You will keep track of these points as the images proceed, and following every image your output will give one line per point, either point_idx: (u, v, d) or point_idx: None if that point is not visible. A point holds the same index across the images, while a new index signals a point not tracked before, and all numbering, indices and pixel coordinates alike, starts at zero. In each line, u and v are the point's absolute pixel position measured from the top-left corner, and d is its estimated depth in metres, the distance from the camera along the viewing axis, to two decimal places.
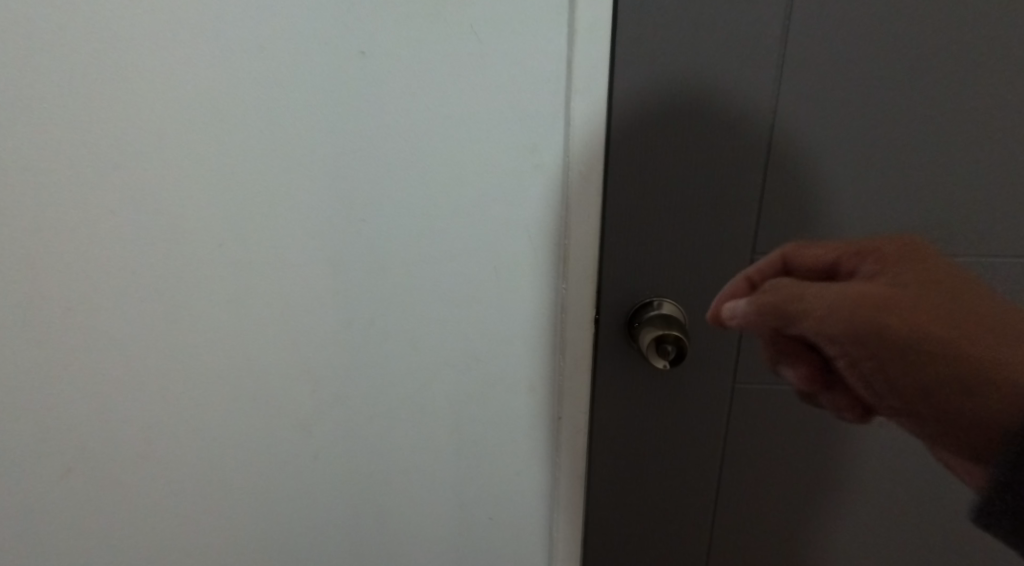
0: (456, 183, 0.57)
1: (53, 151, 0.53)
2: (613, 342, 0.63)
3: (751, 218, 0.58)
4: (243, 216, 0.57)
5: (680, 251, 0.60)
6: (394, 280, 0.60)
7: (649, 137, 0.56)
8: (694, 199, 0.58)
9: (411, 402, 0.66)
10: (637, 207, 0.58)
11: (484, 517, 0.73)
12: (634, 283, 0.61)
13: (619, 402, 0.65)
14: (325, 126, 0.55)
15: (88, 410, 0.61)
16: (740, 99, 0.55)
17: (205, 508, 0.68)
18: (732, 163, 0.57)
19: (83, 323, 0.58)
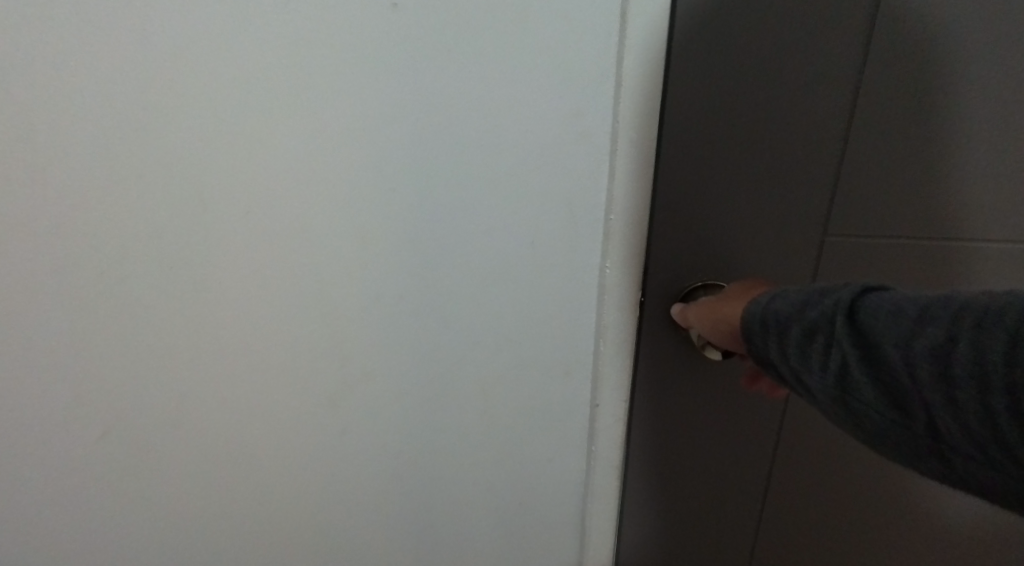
0: (492, 153, 0.54)
1: (74, 113, 0.50)
2: (661, 327, 0.59)
3: (822, 196, 0.54)
4: (273, 183, 0.55)
5: (743, 233, 0.55)
6: (427, 253, 0.57)
7: (710, 106, 0.51)
8: (761, 177, 0.54)
9: (443, 381, 0.64)
10: (694, 183, 0.54)
11: (514, 502, 0.71)
12: (687, 264, 0.57)
13: (665, 390, 0.62)
14: (358, 87, 0.51)
15: (116, 375, 0.61)
16: (817, 68, 0.50)
17: (233, 476, 0.68)
18: (807, 138, 0.52)
19: (110, 292, 0.57)
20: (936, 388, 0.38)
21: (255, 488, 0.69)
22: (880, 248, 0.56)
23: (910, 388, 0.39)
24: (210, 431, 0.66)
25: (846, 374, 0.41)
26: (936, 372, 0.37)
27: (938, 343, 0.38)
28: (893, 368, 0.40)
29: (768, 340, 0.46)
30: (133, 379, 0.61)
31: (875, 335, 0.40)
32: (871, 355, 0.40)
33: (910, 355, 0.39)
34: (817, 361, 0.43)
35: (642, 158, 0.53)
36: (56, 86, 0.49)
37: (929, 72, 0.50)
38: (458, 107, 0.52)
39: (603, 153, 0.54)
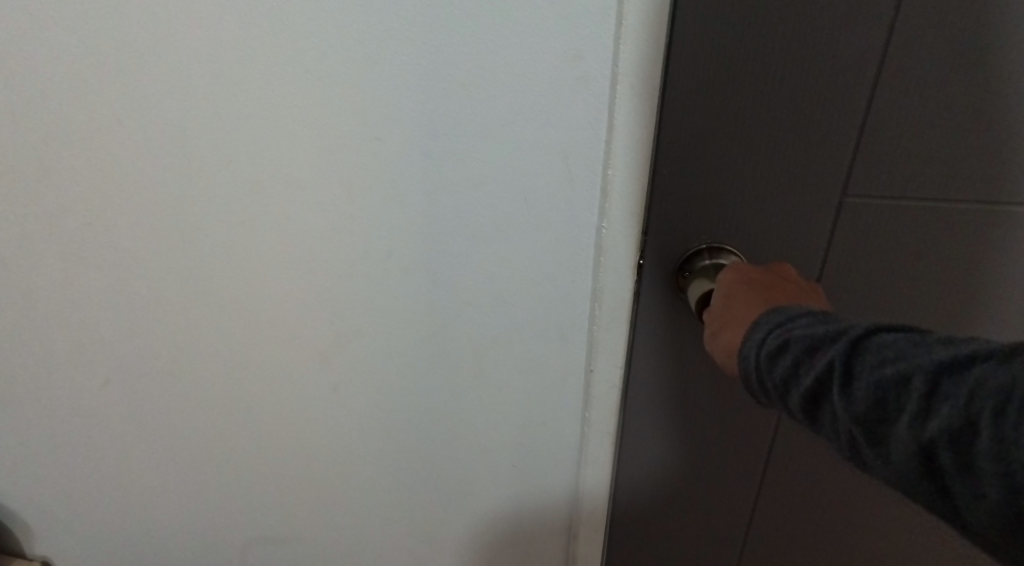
0: (482, 103, 0.49)
1: (53, 56, 0.50)
2: (660, 289, 0.56)
3: (846, 152, 0.49)
4: (253, 132, 0.52)
5: (756, 190, 0.51)
6: (416, 207, 0.54)
7: (724, 50, 0.47)
8: (776, 130, 0.49)
9: (435, 342, 0.62)
10: (701, 135, 0.50)
11: (507, 465, 0.70)
12: (692, 222, 0.53)
13: (662, 354, 0.60)
14: (335, 27, 0.47)
15: (114, 314, 0.63)
16: (844, 7, 0.45)
17: (231, 422, 0.69)
18: (828, 88, 0.47)
19: (107, 230, 0.58)
20: (953, 475, 0.32)
21: (253, 435, 0.70)
22: (909, 210, 0.51)
23: (919, 471, 0.33)
24: (204, 378, 0.66)
25: (852, 447, 0.36)
26: (951, 457, 0.31)
27: (951, 431, 0.31)
28: (903, 452, 0.33)
29: (767, 395, 0.40)
30: (136, 317, 0.63)
31: (882, 406, 0.34)
32: (872, 428, 0.34)
33: (919, 435, 0.32)
34: (824, 426, 0.37)
35: (645, 108, 0.48)
36: (36, 27, 0.49)
37: (975, 15, 0.44)
38: (445, 50, 0.47)
39: (601, 103, 0.49)
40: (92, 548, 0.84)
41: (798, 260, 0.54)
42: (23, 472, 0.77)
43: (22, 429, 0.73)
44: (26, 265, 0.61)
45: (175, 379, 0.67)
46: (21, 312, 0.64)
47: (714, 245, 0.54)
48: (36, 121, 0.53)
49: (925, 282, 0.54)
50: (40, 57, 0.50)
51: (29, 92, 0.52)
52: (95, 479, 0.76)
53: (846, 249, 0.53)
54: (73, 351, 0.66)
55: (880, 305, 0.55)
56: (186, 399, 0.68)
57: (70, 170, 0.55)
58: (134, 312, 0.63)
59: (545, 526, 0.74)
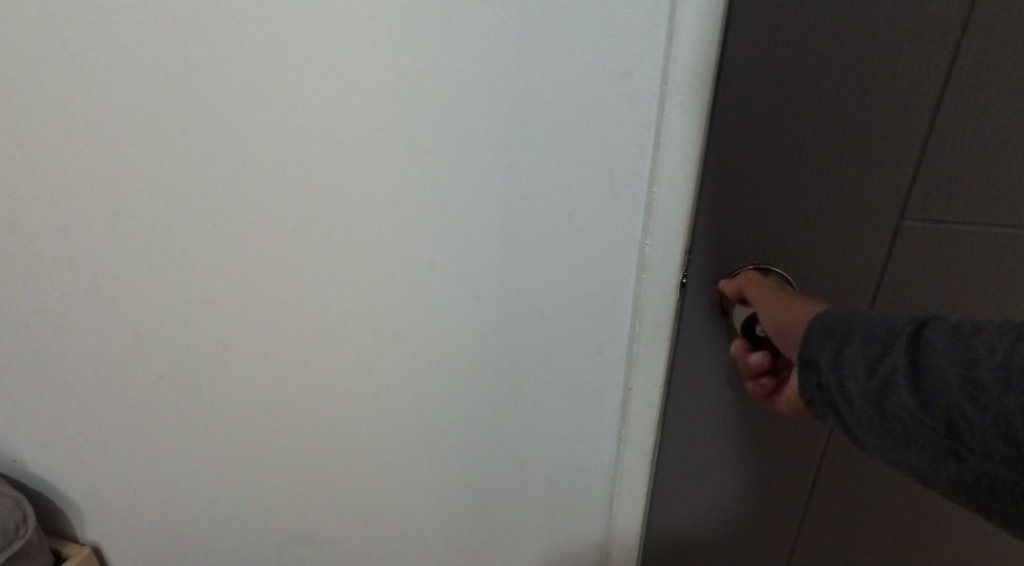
0: (530, 119, 0.50)
1: (125, 70, 0.53)
2: (703, 313, 0.55)
3: (905, 175, 0.48)
4: (307, 143, 0.54)
5: (807, 213, 0.50)
6: (459, 219, 0.55)
7: (779, 71, 0.46)
8: (831, 152, 0.48)
9: (474, 353, 0.62)
10: (754, 157, 0.48)
11: (542, 479, 0.70)
12: (739, 244, 0.52)
13: (704, 378, 0.58)
14: (388, 43, 0.48)
15: (169, 316, 0.65)
16: (906, 29, 0.43)
17: (273, 423, 0.71)
18: (888, 110, 0.46)
19: (167, 235, 0.60)
20: (972, 392, 0.35)
21: (295, 436, 0.72)
22: (968, 236, 0.49)
23: (944, 393, 0.36)
24: (251, 379, 0.68)
25: (889, 377, 0.38)
26: (972, 377, 0.35)
27: (977, 353, 0.35)
28: (931, 380, 0.37)
29: (815, 344, 0.42)
30: (189, 318, 0.65)
31: (931, 345, 0.37)
32: (913, 362, 0.38)
33: (950, 362, 0.36)
34: (860, 368, 0.40)
35: (693, 125, 0.47)
36: (113, 42, 0.52)
37: None
38: (494, 66, 0.48)
39: (648, 119, 0.48)
40: (138, 538, 0.87)
41: (849, 284, 0.52)
42: (80, 462, 0.81)
43: (81, 422, 0.76)
44: (90, 267, 0.64)
45: (223, 380, 0.69)
46: (85, 310, 0.67)
47: (761, 266, 0.52)
48: (107, 130, 0.56)
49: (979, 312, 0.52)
50: (114, 71, 0.53)
51: (102, 103, 0.55)
52: (146, 472, 0.79)
53: (900, 276, 0.51)
54: (129, 349, 0.69)
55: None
56: (232, 399, 0.70)
57: (136, 177, 0.58)
58: (187, 314, 0.65)
59: (579, 542, 0.74)
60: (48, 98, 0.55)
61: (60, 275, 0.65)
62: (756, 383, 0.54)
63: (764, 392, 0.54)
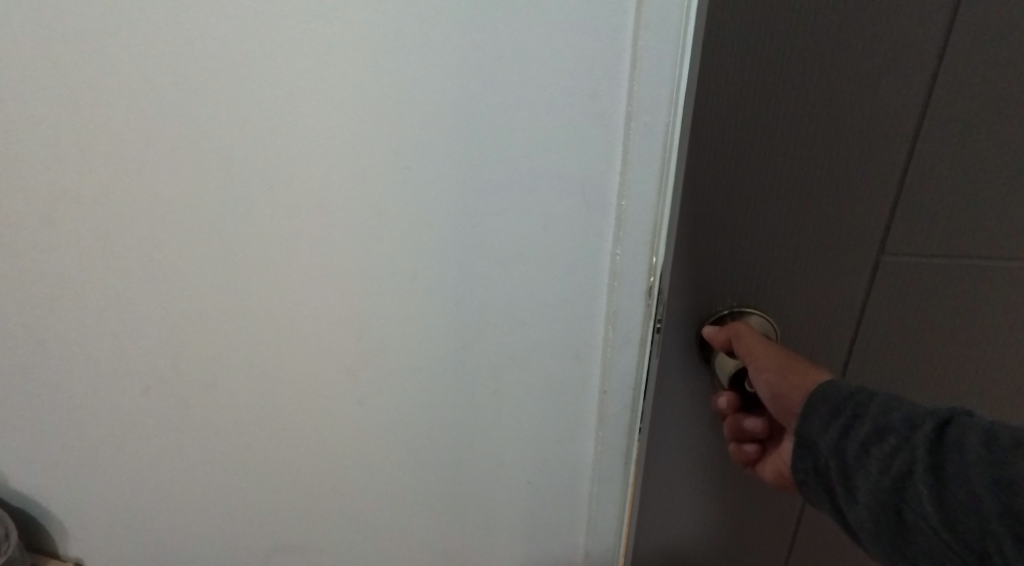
0: (505, 136, 0.52)
1: (113, 90, 0.54)
2: (679, 356, 0.52)
3: (884, 208, 0.45)
4: (293, 159, 0.56)
5: (784, 250, 0.47)
6: (441, 230, 0.57)
7: (755, 97, 0.42)
8: (807, 188, 0.45)
9: (456, 360, 0.64)
10: (729, 191, 0.45)
11: (523, 481, 0.72)
12: (716, 285, 0.49)
13: (681, 424, 0.55)
14: (372, 64, 0.51)
15: (156, 327, 0.67)
16: (884, 59, 0.41)
17: (260, 431, 0.72)
18: (865, 144, 0.43)
19: (154, 249, 0.62)
20: (1002, 517, 0.34)
21: (281, 445, 0.73)
22: (946, 269, 0.47)
23: (971, 512, 0.35)
24: (238, 389, 0.70)
25: (906, 479, 0.38)
26: (1003, 501, 0.34)
27: (1013, 474, 0.34)
28: (956, 493, 0.36)
29: (827, 426, 0.42)
30: (176, 330, 0.67)
31: (958, 452, 0.36)
32: (936, 468, 0.37)
33: (979, 477, 0.35)
34: (876, 462, 0.40)
35: (657, 143, 0.50)
36: (102, 63, 0.53)
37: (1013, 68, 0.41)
38: (472, 87, 0.51)
39: (617, 137, 0.52)
40: (121, 550, 0.87)
41: (828, 322, 0.49)
42: (65, 475, 0.81)
43: (67, 434, 0.77)
44: (78, 280, 0.65)
45: (209, 390, 0.70)
46: (71, 321, 0.68)
47: (738, 311, 0.49)
48: (95, 147, 0.58)
49: (958, 346, 0.50)
50: (104, 89, 0.55)
51: (91, 121, 0.56)
52: (131, 484, 0.79)
53: (881, 314, 0.49)
54: (115, 361, 0.70)
55: (911, 371, 0.51)
56: (217, 409, 0.71)
57: (124, 192, 0.59)
58: (174, 325, 0.66)
59: (560, 539, 0.76)
60: (37, 115, 0.57)
61: (46, 288, 0.66)
62: (740, 447, 0.53)
63: (748, 456, 0.53)
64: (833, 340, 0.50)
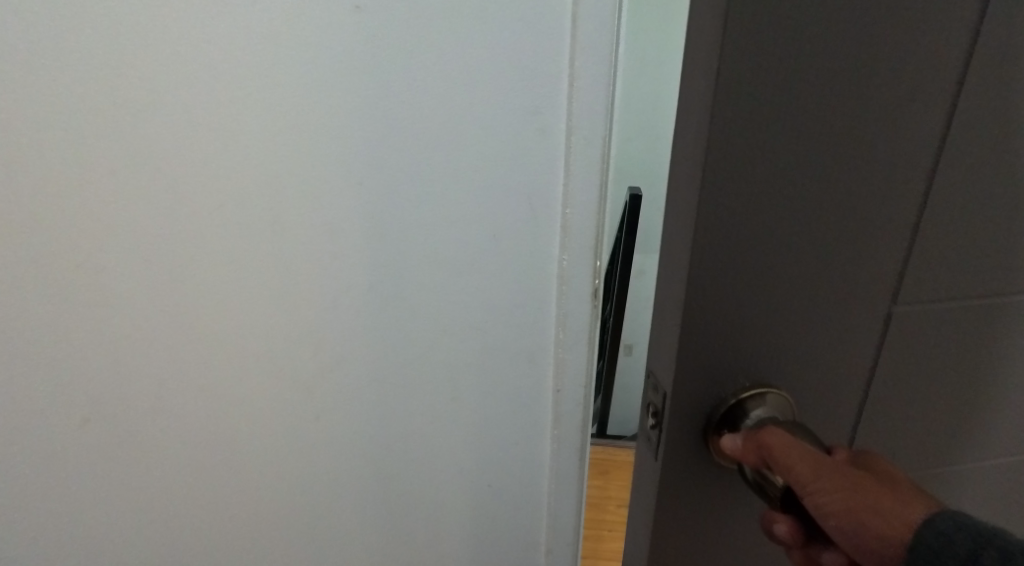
0: (454, 151, 0.55)
1: (42, 117, 0.52)
2: (677, 457, 0.40)
3: (899, 252, 0.37)
4: (244, 180, 0.56)
5: (793, 319, 0.37)
6: (395, 244, 0.59)
7: (759, 126, 0.32)
8: (818, 236, 0.35)
9: (414, 371, 0.66)
10: (732, 245, 0.35)
11: (484, 486, 0.74)
12: (719, 363, 0.37)
13: (682, 537, 0.42)
14: (323, 86, 0.53)
15: (85, 370, 0.62)
16: (904, 83, 0.32)
17: (210, 467, 0.69)
18: (881, 184, 0.35)
19: (92, 281, 0.58)
20: None
21: (233, 478, 0.70)
22: (953, 323, 0.40)
23: None
24: (182, 425, 0.66)
25: None
26: None
27: None
28: None
29: None
30: (110, 370, 0.62)
31: None
32: None
33: None
34: None
35: (595, 155, 0.55)
36: (29, 90, 0.51)
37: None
38: (420, 107, 0.54)
39: (558, 150, 0.56)
40: None
41: (837, 401, 0.40)
42: None
43: None
44: None
45: (148, 433, 0.66)
46: None
47: (744, 398, 0.38)
48: (16, 179, 0.54)
49: (961, 411, 0.43)
50: (29, 116, 0.52)
51: (12, 151, 0.53)
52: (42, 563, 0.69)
53: (895, 373, 0.40)
54: (24, 421, 0.62)
55: (915, 443, 0.44)
56: (159, 451, 0.67)
57: (49, 224, 0.56)
58: (108, 366, 0.62)
59: (521, 540, 0.78)
60: None
61: None
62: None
63: None
64: (845, 409, 0.41)
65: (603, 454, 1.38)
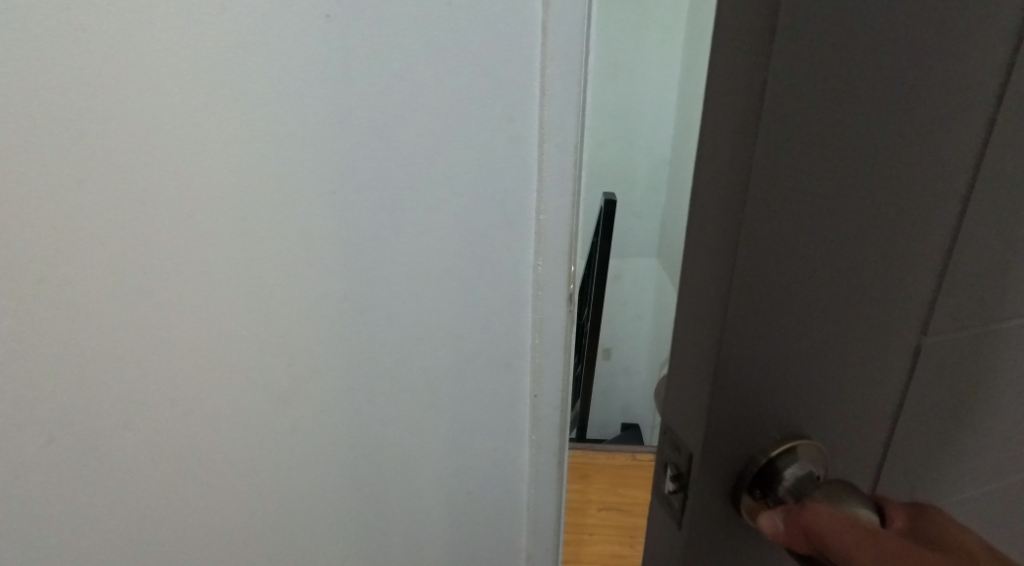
0: (429, 160, 0.56)
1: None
2: (710, 524, 0.35)
3: (927, 282, 0.34)
4: (217, 192, 0.55)
5: (823, 359, 0.34)
6: (370, 253, 0.59)
7: (801, 155, 0.28)
8: (852, 270, 0.32)
9: (393, 380, 0.66)
10: (769, 286, 0.31)
11: (464, 493, 0.74)
12: (753, 414, 0.33)
13: None
14: (297, 97, 0.53)
15: (40, 404, 0.57)
16: (939, 105, 0.30)
17: (181, 492, 0.66)
18: (911, 219, 0.32)
19: (53, 303, 0.55)
20: None
21: (206, 501, 0.67)
22: (972, 353, 0.38)
23: None
24: (151, 451, 0.63)
25: None
26: None
27: None
28: None
29: None
30: (71, 402, 0.58)
31: None
32: None
33: None
34: None
35: (568, 162, 0.57)
36: None
37: None
38: (394, 117, 0.54)
39: (531, 158, 0.57)
40: None
41: (864, 446, 0.37)
42: None
43: None
44: None
45: (115, 464, 0.62)
46: None
47: (781, 456, 0.34)
48: None
49: (974, 441, 0.41)
50: None
51: None
52: None
53: (920, 406, 0.38)
54: None
55: (936, 476, 0.41)
56: (126, 482, 0.63)
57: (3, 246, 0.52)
58: (67, 397, 0.58)
59: (501, 547, 0.78)
60: None
61: None
62: None
63: None
64: (874, 447, 0.38)
65: (582, 458, 1.37)
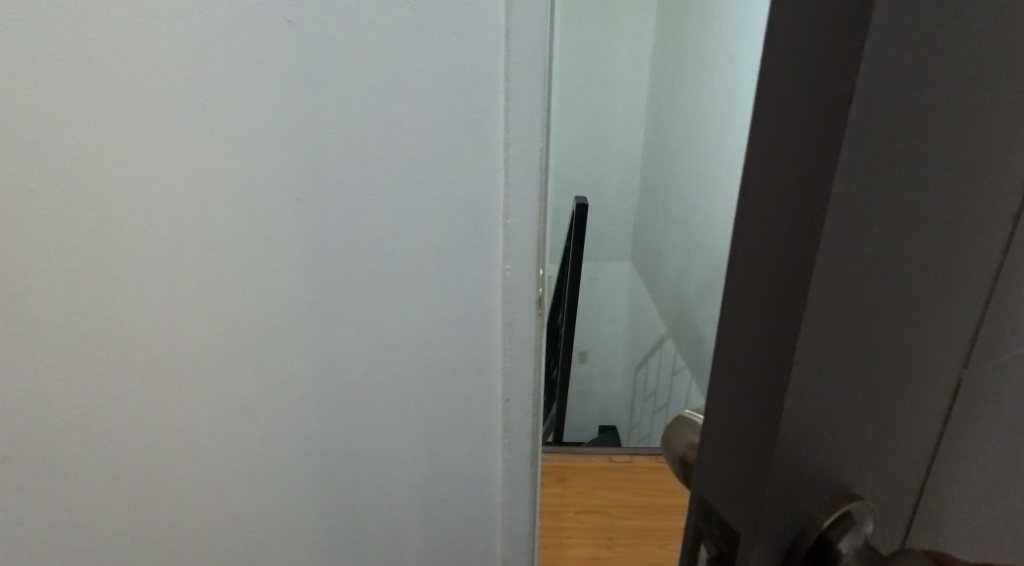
0: (396, 167, 0.56)
1: None
2: None
3: (981, 297, 0.26)
4: (180, 202, 0.54)
5: (878, 409, 0.24)
6: (338, 260, 0.59)
7: (893, 127, 0.18)
8: (919, 288, 0.22)
9: (364, 388, 0.65)
10: (833, 324, 0.20)
11: (438, 500, 0.74)
12: (805, 495, 0.23)
13: None
14: (260, 103, 0.52)
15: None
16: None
17: (150, 511, 0.64)
18: (981, 210, 0.23)
19: (9, 322, 0.52)
20: None
21: (175, 520, 0.66)
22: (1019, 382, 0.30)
23: None
24: (117, 470, 0.61)
25: None
26: None
27: None
28: None
29: None
30: (31, 424, 0.56)
31: None
32: None
33: None
34: None
35: (534, 167, 0.57)
36: None
37: None
38: (359, 123, 0.54)
39: (497, 162, 0.57)
40: None
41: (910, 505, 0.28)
42: None
43: None
44: None
45: (79, 487, 0.59)
46: None
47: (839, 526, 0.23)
48: None
49: None
50: None
51: None
52: None
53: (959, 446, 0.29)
54: None
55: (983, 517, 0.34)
56: (91, 504, 0.61)
57: None
58: (27, 419, 0.55)
59: (476, 553, 0.78)
60: None
61: None
62: None
63: None
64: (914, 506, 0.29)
65: (560, 462, 1.38)
